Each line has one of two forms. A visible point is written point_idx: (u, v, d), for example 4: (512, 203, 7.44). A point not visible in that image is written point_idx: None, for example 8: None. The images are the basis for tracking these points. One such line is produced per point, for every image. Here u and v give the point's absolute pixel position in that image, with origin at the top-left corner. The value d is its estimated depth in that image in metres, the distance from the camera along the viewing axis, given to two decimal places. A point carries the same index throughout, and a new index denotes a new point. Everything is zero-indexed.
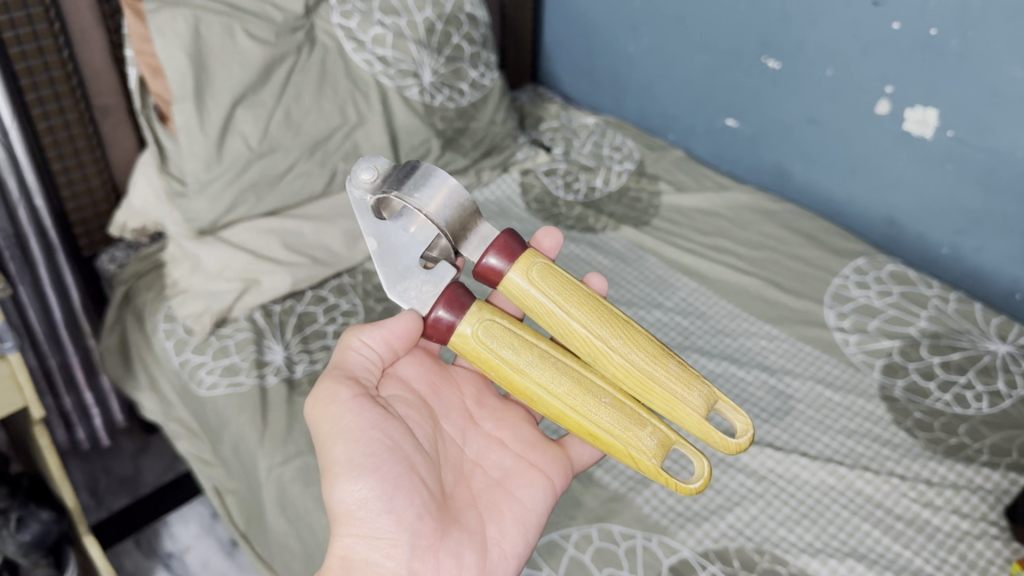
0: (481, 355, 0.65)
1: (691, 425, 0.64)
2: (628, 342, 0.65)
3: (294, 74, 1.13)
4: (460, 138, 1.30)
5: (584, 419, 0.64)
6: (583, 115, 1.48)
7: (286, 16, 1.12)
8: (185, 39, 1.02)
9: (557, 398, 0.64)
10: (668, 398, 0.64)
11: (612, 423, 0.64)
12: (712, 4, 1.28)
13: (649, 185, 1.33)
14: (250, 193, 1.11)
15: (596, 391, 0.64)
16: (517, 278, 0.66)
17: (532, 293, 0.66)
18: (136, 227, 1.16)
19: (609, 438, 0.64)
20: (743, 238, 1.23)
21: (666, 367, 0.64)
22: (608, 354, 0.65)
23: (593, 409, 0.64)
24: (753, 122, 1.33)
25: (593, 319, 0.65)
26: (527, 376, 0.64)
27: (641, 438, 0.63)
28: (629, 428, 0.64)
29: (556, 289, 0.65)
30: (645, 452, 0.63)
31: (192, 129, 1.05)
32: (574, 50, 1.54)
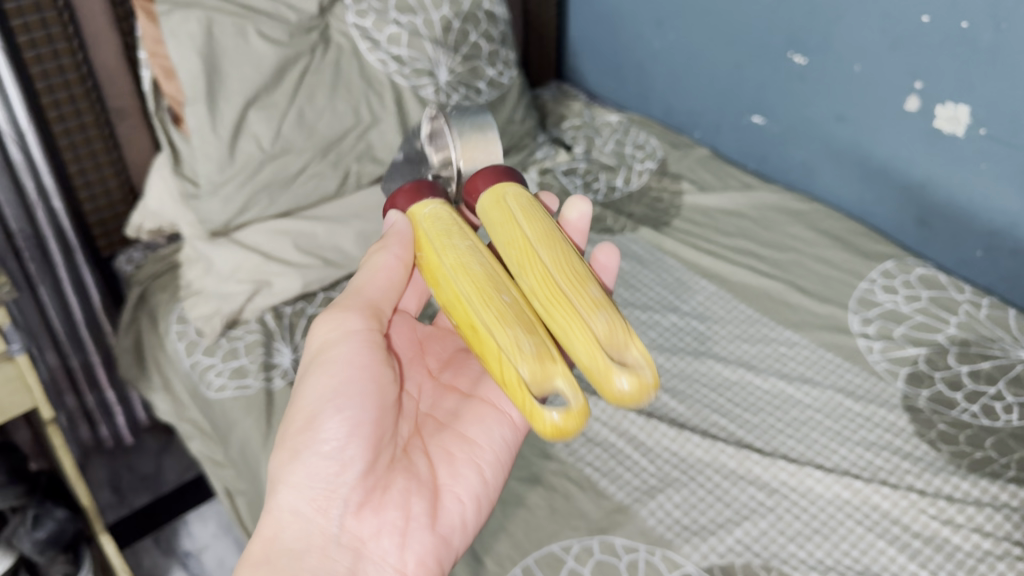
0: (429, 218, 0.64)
1: (513, 362, 0.53)
2: (554, 259, 0.59)
3: (308, 74, 1.13)
4: None
5: (466, 291, 0.58)
6: (607, 112, 1.45)
7: (300, 16, 1.13)
8: (197, 40, 1.03)
9: (466, 275, 0.58)
10: (575, 309, 0.55)
11: (497, 315, 0.56)
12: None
13: (671, 185, 1.29)
14: (262, 194, 1.11)
15: (496, 289, 0.57)
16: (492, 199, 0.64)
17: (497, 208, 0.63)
18: (152, 229, 1.17)
19: (484, 331, 0.55)
20: (767, 240, 1.19)
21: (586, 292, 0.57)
22: (536, 258, 0.59)
23: (485, 298, 0.57)
24: (780, 119, 1.28)
25: (535, 230, 0.61)
26: (440, 251, 0.61)
27: (516, 338, 0.54)
28: (510, 327, 0.55)
29: (521, 205, 0.63)
30: (512, 351, 0.53)
31: (205, 132, 1.06)
32: (597, 46, 1.50)
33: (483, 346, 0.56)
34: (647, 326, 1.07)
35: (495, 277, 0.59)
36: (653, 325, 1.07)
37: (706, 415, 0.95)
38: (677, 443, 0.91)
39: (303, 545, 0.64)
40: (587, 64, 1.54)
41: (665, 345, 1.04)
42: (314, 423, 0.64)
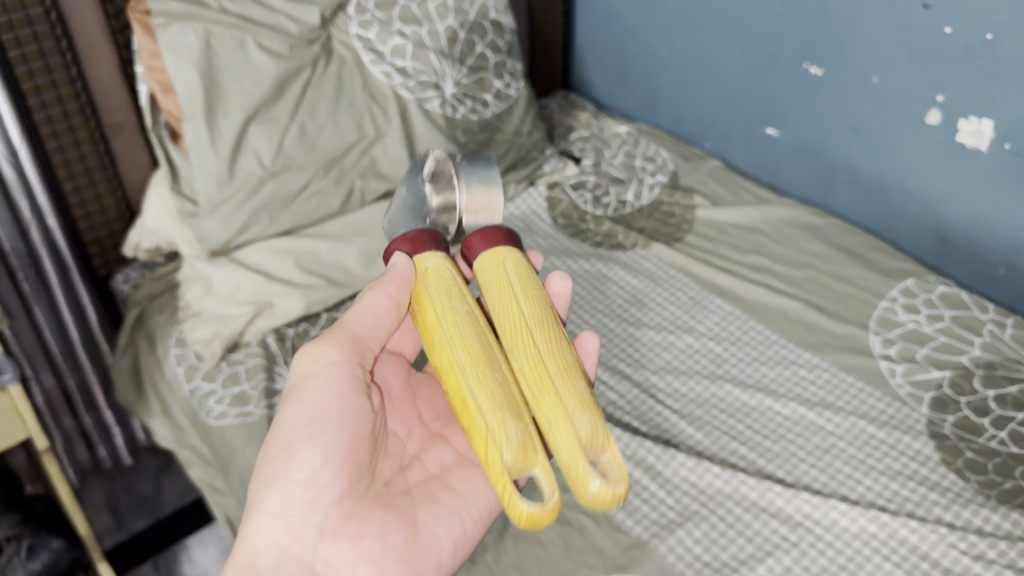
0: (430, 304, 0.64)
1: (501, 454, 0.56)
2: (557, 368, 0.60)
3: (309, 88, 1.10)
4: (484, 150, 1.24)
5: (466, 379, 0.59)
6: (615, 123, 1.42)
7: (302, 28, 1.10)
8: (195, 54, 1.01)
9: (461, 344, 0.61)
10: (567, 401, 0.59)
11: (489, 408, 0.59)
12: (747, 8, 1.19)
13: (683, 199, 1.25)
14: (262, 214, 1.08)
15: (490, 365, 0.60)
16: (500, 278, 0.66)
17: (496, 272, 0.66)
18: (150, 247, 1.13)
19: (474, 409, 0.58)
20: (783, 257, 1.15)
21: (576, 382, 0.60)
22: (528, 341, 0.62)
23: (478, 376, 0.59)
24: (795, 129, 1.22)
25: (529, 312, 0.64)
26: (439, 313, 0.63)
27: (507, 430, 0.57)
28: (504, 410, 0.58)
29: (517, 275, 0.66)
30: (501, 441, 0.57)
31: (203, 148, 1.04)
32: (604, 55, 1.46)
33: (469, 420, 0.59)
34: (661, 349, 1.04)
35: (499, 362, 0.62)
36: (668, 347, 1.04)
37: (725, 443, 0.92)
38: (696, 474, 0.88)
39: (291, 538, 0.68)
40: (594, 72, 1.50)
41: (681, 368, 1.01)
42: (295, 430, 0.67)
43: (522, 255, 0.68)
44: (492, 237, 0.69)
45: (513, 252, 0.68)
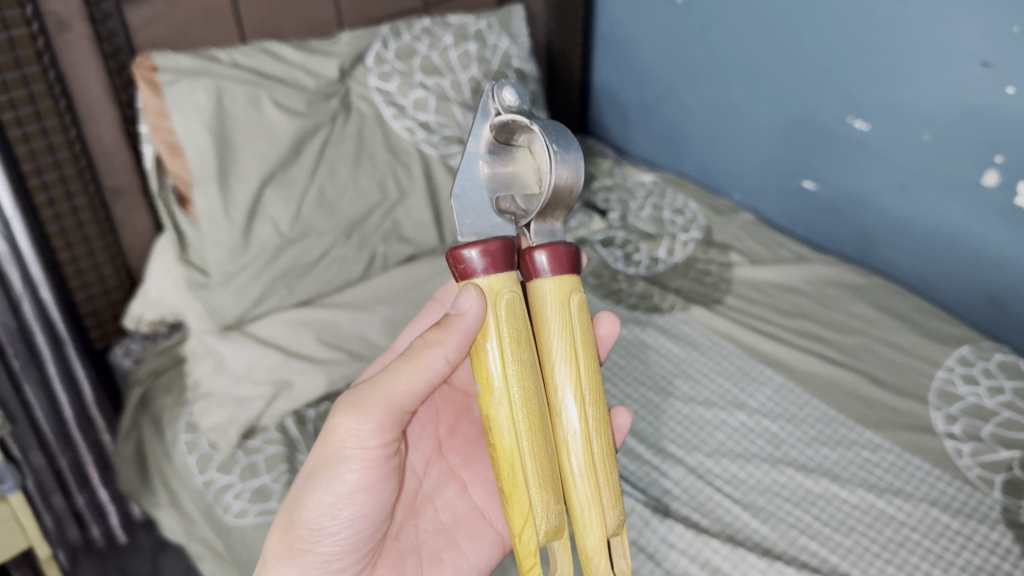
0: (488, 328, 0.55)
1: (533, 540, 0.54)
2: (604, 452, 0.56)
3: (328, 146, 1.03)
4: None
5: (519, 449, 0.54)
6: (639, 172, 1.36)
7: (319, 81, 1.04)
8: (206, 112, 0.94)
9: (520, 406, 0.54)
10: (606, 497, 0.55)
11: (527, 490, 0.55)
12: (778, 60, 1.15)
13: (718, 256, 1.19)
14: (280, 284, 1.00)
15: (544, 436, 0.55)
16: (558, 316, 0.57)
17: (560, 308, 0.57)
18: (153, 319, 1.04)
19: (519, 486, 0.54)
20: (831, 321, 1.09)
21: (610, 475, 0.56)
22: (581, 414, 0.56)
23: (532, 451, 0.54)
24: (835, 185, 1.17)
25: (590, 377, 0.57)
26: (505, 359, 0.55)
27: (546, 515, 0.54)
28: (547, 493, 0.54)
29: (581, 320, 0.58)
30: (538, 524, 0.54)
31: (216, 215, 0.96)
32: (624, 100, 1.40)
33: (509, 492, 0.55)
34: (713, 428, 0.97)
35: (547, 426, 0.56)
36: (720, 426, 0.97)
37: (793, 537, 0.85)
38: None
39: None
40: (613, 117, 1.44)
41: (736, 450, 0.94)
42: (319, 512, 0.63)
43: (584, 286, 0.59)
44: (560, 260, 0.57)
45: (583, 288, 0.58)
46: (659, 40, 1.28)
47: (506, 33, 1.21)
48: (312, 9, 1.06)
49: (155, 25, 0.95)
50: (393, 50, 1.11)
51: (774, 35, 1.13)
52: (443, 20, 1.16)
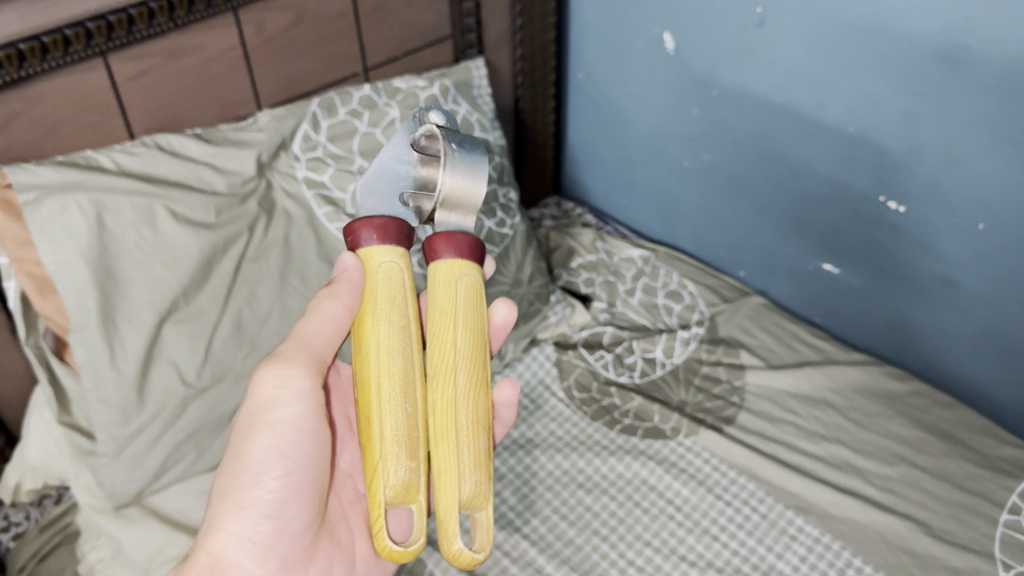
0: (386, 279, 0.56)
1: (382, 492, 0.51)
2: (477, 392, 0.55)
3: (245, 262, 0.83)
4: None
5: (409, 384, 0.54)
6: (627, 244, 1.16)
7: (231, 181, 0.83)
8: (81, 237, 0.73)
9: (382, 364, 0.54)
10: (448, 435, 0.53)
11: (414, 485, 0.52)
12: (792, 124, 0.95)
13: (726, 356, 1.00)
14: (189, 445, 0.80)
15: (404, 396, 0.53)
16: (390, 270, 0.56)
17: (395, 272, 0.56)
18: (35, 487, 0.84)
19: (375, 438, 0.52)
20: (866, 445, 0.90)
21: (473, 444, 0.54)
22: (450, 378, 0.55)
23: (393, 419, 0.52)
24: (859, 270, 0.99)
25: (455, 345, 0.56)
26: (387, 321, 0.55)
27: (391, 469, 0.51)
28: (395, 451, 0.52)
29: (394, 283, 0.56)
30: (388, 481, 0.51)
31: (100, 367, 0.75)
32: (605, 159, 1.21)
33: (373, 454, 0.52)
34: None
35: (486, 386, 0.57)
36: None
37: None
38: None
39: None
40: (593, 177, 1.25)
41: None
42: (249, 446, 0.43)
43: (479, 276, 0.58)
44: (383, 229, 0.56)
45: (395, 256, 0.56)
46: (646, 93, 1.08)
47: (465, 96, 1.00)
48: (220, 89, 0.85)
49: (13, 128, 0.74)
50: (325, 131, 0.90)
51: (789, 95, 0.93)
52: (389, 86, 0.95)
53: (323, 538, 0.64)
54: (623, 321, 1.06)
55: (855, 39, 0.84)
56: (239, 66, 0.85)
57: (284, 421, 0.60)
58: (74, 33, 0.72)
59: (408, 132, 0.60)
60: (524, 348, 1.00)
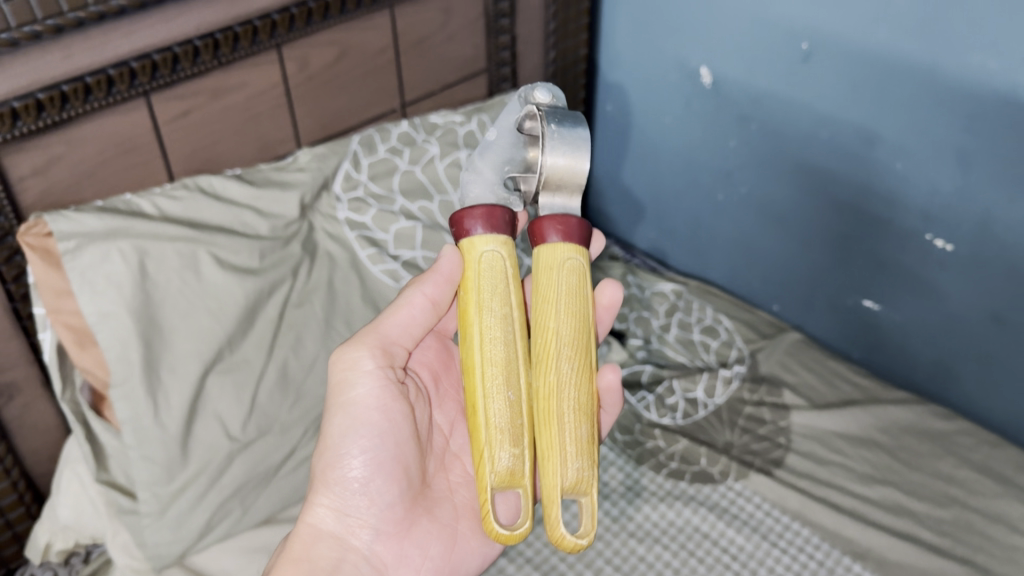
0: (486, 268, 0.55)
1: (486, 479, 0.51)
2: (585, 377, 0.54)
3: (290, 308, 0.79)
4: None
5: (513, 370, 0.54)
6: (658, 278, 1.14)
7: (274, 224, 0.79)
8: (124, 286, 0.70)
9: (482, 353, 0.53)
10: (552, 421, 0.52)
11: (520, 474, 0.52)
12: (837, 162, 0.94)
13: (769, 396, 0.98)
14: (232, 502, 0.76)
15: (508, 383, 0.53)
16: (492, 257, 0.55)
17: (497, 260, 0.55)
18: (65, 548, 0.79)
19: (479, 425, 0.52)
20: (917, 487, 0.89)
21: (579, 427, 0.52)
22: (553, 365, 0.53)
23: (494, 406, 0.52)
24: (902, 307, 0.98)
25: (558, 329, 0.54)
26: (488, 310, 0.54)
27: (495, 454, 0.51)
28: (499, 436, 0.52)
29: (495, 270, 0.55)
30: (492, 467, 0.51)
31: (143, 422, 0.72)
32: (633, 191, 1.19)
33: (477, 438, 0.52)
34: None
35: (592, 370, 0.55)
36: None
37: None
38: None
39: None
40: (618, 209, 1.23)
41: None
42: None
43: (585, 260, 0.56)
44: (490, 216, 0.56)
45: (497, 242, 0.56)
46: (680, 127, 1.07)
47: None
48: (260, 127, 0.82)
49: (51, 172, 0.70)
50: (366, 170, 0.87)
51: (834, 132, 0.93)
52: (427, 122, 0.92)
53: (423, 515, 0.62)
54: (662, 359, 1.03)
55: (905, 80, 0.84)
56: (280, 104, 0.82)
57: (359, 398, 0.60)
58: (117, 74, 0.69)
59: (513, 114, 0.60)
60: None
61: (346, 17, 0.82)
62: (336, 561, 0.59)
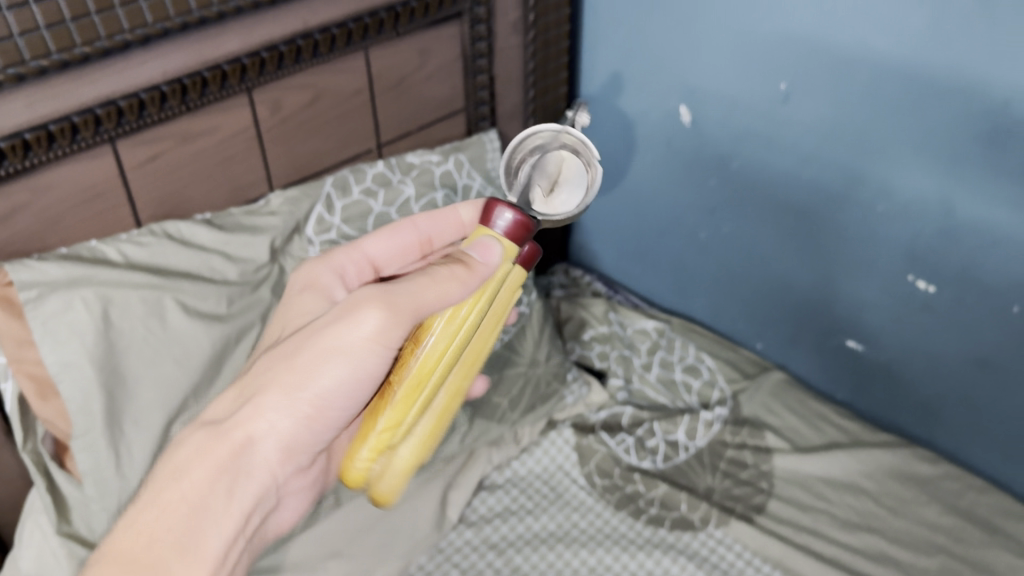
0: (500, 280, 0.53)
1: (381, 455, 0.55)
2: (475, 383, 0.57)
3: None
4: (492, 396, 0.90)
5: (454, 370, 0.55)
6: (640, 316, 1.14)
7: (242, 267, 0.78)
8: (88, 335, 0.69)
9: (451, 340, 0.54)
10: (446, 419, 0.56)
11: (383, 467, 0.56)
12: (817, 202, 0.93)
13: (752, 438, 0.97)
14: None
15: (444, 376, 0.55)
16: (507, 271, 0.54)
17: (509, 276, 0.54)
18: None
19: (397, 402, 0.54)
20: (902, 535, 0.87)
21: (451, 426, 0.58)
22: (471, 373, 0.57)
23: (429, 390, 0.54)
24: (886, 348, 0.97)
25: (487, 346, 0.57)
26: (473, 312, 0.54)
27: (396, 434, 0.55)
28: (412, 417, 0.55)
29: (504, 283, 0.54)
30: (385, 440, 0.54)
31: (105, 473, 0.70)
32: (617, 226, 1.19)
33: (392, 411, 0.54)
34: None
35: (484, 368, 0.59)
36: None
37: None
38: None
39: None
40: (602, 246, 1.23)
41: None
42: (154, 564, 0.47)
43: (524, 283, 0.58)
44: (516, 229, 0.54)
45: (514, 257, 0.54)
46: (661, 164, 1.06)
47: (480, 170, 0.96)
48: (232, 170, 0.81)
49: (14, 220, 0.69)
50: (339, 212, 0.85)
51: (814, 172, 0.92)
52: (403, 162, 0.91)
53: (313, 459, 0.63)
54: (641, 400, 1.03)
55: (884, 120, 0.83)
56: (252, 147, 0.82)
57: (351, 370, 0.54)
58: (82, 121, 0.68)
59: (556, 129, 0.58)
60: (543, 431, 0.98)
61: (323, 59, 0.82)
62: (254, 498, 0.53)
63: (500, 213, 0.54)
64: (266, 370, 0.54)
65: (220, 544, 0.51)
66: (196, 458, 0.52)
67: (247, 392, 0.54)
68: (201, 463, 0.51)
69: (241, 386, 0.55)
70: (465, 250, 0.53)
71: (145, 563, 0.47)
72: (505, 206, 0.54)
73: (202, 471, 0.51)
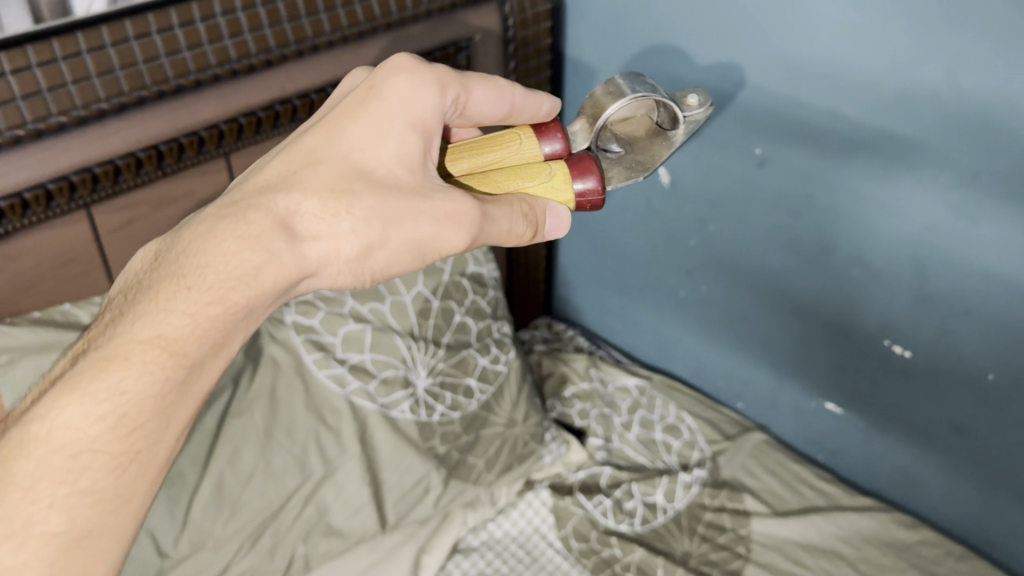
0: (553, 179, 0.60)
1: None
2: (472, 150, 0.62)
3: (229, 419, 0.77)
4: (467, 458, 0.91)
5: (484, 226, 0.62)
6: (621, 371, 1.15)
7: None
8: None
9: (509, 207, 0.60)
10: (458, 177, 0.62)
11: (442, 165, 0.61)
12: (793, 259, 0.94)
13: (730, 501, 0.97)
14: None
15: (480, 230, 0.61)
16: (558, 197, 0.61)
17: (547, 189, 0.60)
18: None
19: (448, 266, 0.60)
20: None
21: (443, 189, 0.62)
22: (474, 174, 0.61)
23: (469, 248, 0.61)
24: (865, 412, 0.97)
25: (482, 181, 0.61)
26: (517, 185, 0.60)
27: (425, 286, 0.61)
28: None
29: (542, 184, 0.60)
30: None
31: None
32: (601, 280, 1.20)
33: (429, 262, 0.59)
34: None
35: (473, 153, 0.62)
36: None
37: None
38: None
39: (134, 413, 0.49)
40: (585, 295, 1.25)
41: None
42: (154, 406, 0.50)
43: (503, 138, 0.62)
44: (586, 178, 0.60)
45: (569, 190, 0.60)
46: (642, 234, 1.08)
47: None
48: None
49: None
50: None
51: (790, 236, 0.92)
52: None
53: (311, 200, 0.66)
54: (620, 459, 1.04)
55: (856, 189, 0.83)
56: None
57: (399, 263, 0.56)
58: (57, 188, 0.68)
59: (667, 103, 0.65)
60: (520, 492, 0.99)
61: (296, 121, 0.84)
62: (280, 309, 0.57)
63: (583, 177, 0.60)
64: (366, 224, 0.53)
65: (236, 346, 0.55)
66: (267, 268, 0.52)
67: (341, 225, 0.53)
68: (268, 280, 0.52)
69: (342, 202, 0.53)
70: (544, 215, 0.60)
71: (181, 364, 0.51)
72: (595, 168, 0.61)
73: (266, 287, 0.52)
